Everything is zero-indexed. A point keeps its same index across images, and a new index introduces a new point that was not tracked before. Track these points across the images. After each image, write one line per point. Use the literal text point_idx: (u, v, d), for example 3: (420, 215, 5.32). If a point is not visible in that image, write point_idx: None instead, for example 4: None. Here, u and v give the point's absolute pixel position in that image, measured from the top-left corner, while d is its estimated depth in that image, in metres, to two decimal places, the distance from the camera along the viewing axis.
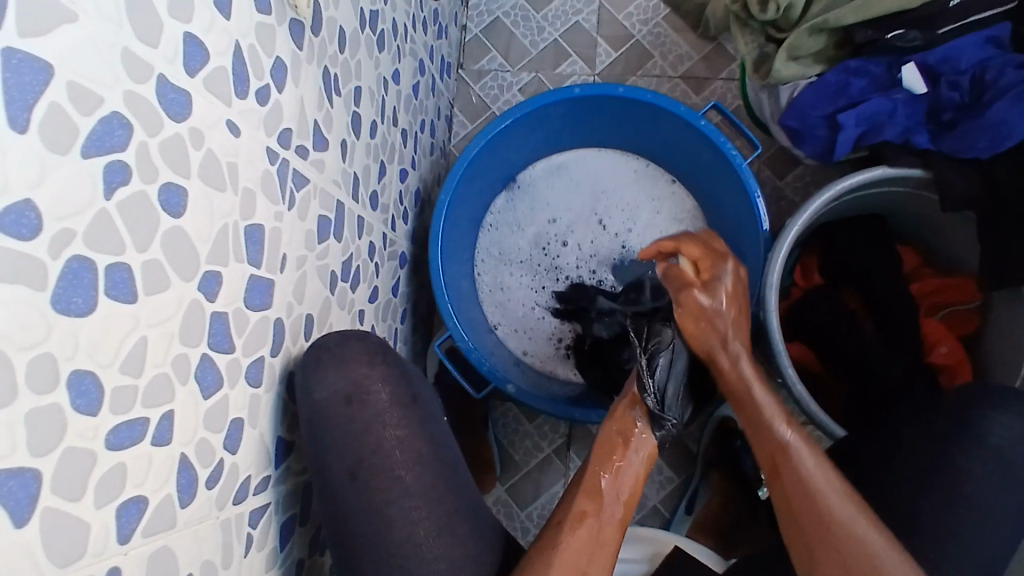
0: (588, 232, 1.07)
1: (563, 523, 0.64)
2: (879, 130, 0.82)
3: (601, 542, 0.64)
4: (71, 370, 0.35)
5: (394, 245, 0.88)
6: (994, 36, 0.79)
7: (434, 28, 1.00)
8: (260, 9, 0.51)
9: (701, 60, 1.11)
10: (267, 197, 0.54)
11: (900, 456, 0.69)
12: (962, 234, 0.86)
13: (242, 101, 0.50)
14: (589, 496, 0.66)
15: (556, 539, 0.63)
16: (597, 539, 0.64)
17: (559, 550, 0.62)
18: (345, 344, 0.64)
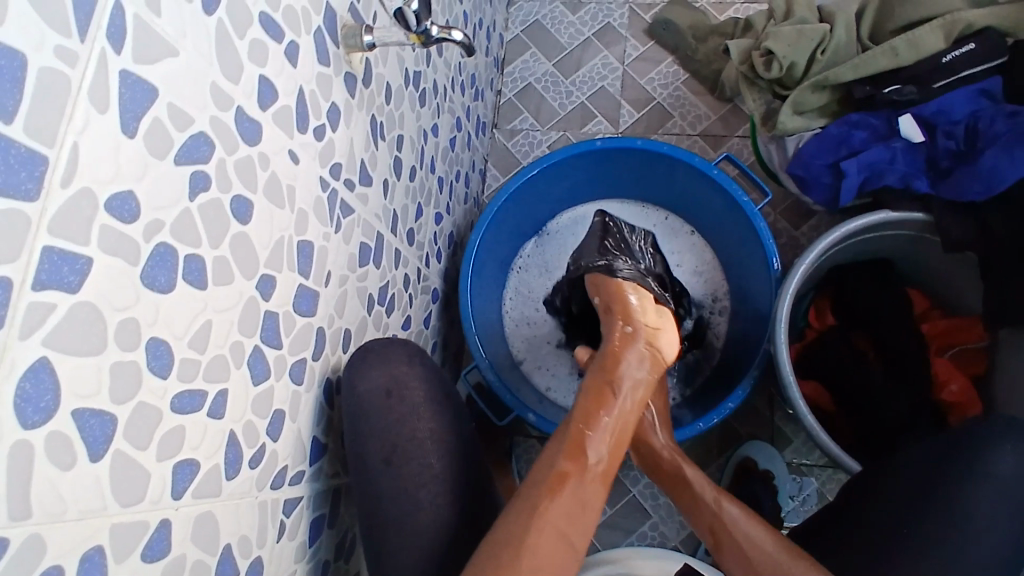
0: None
1: (541, 485, 0.65)
2: (880, 175, 0.88)
3: (584, 503, 0.65)
4: (149, 336, 0.43)
5: (427, 280, 0.96)
6: (986, 89, 0.87)
7: (471, 90, 1.11)
8: (321, 61, 0.61)
9: (718, 120, 1.20)
10: (318, 219, 0.62)
11: (904, 491, 0.76)
12: (966, 276, 0.92)
13: (303, 135, 0.59)
14: (571, 456, 0.67)
15: (535, 503, 0.63)
16: (581, 500, 0.65)
17: (541, 513, 0.63)
18: (387, 347, 0.72)
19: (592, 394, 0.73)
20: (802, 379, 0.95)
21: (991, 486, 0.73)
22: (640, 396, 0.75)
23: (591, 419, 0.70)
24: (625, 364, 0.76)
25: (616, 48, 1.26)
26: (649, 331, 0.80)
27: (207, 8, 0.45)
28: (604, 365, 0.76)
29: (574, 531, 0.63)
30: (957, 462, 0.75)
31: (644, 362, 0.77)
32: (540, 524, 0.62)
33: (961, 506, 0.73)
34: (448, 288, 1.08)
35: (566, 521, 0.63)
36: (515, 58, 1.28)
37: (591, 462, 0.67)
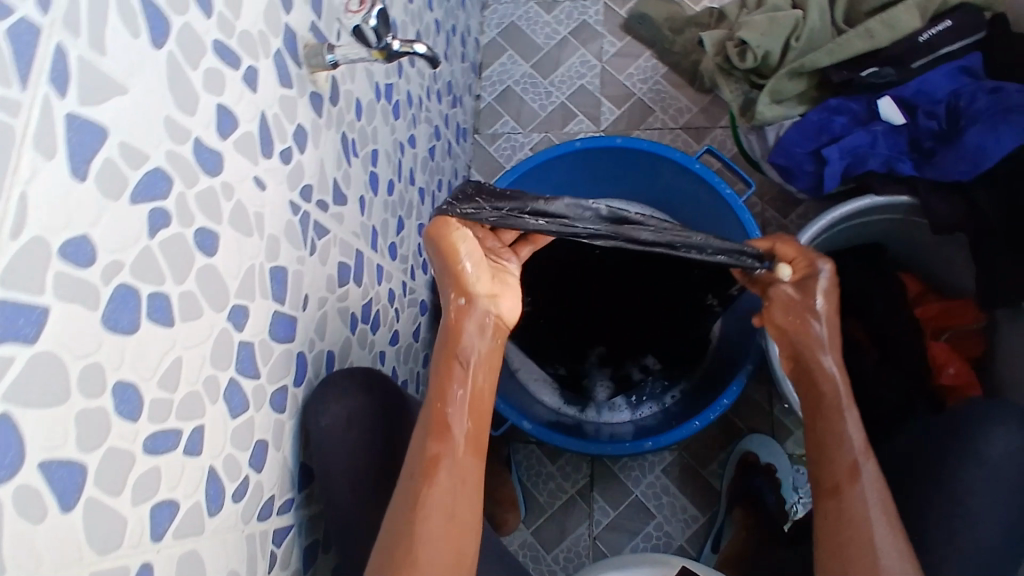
0: None
1: (416, 475, 0.63)
2: (862, 160, 0.87)
3: (465, 479, 0.63)
4: (116, 379, 0.42)
5: (414, 293, 0.95)
6: (967, 66, 0.86)
7: (448, 98, 1.10)
8: (282, 84, 0.60)
9: (700, 111, 1.19)
10: (291, 243, 0.62)
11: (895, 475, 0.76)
12: (956, 258, 0.91)
13: (268, 160, 0.58)
14: (436, 436, 0.64)
15: (418, 497, 0.62)
16: (461, 479, 0.63)
17: (426, 501, 0.62)
18: (349, 376, 0.69)
19: (443, 367, 0.67)
20: None
21: (986, 473, 0.72)
22: (494, 359, 0.68)
23: (445, 395, 0.65)
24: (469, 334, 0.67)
25: (593, 45, 1.24)
26: (486, 303, 0.68)
27: (155, 42, 0.44)
28: (443, 346, 0.67)
29: (461, 509, 0.62)
30: (953, 451, 0.74)
31: (485, 331, 0.67)
32: (424, 514, 0.61)
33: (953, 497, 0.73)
34: (437, 299, 1.07)
35: (452, 501, 0.62)
36: (492, 62, 1.27)
37: (457, 437, 0.64)
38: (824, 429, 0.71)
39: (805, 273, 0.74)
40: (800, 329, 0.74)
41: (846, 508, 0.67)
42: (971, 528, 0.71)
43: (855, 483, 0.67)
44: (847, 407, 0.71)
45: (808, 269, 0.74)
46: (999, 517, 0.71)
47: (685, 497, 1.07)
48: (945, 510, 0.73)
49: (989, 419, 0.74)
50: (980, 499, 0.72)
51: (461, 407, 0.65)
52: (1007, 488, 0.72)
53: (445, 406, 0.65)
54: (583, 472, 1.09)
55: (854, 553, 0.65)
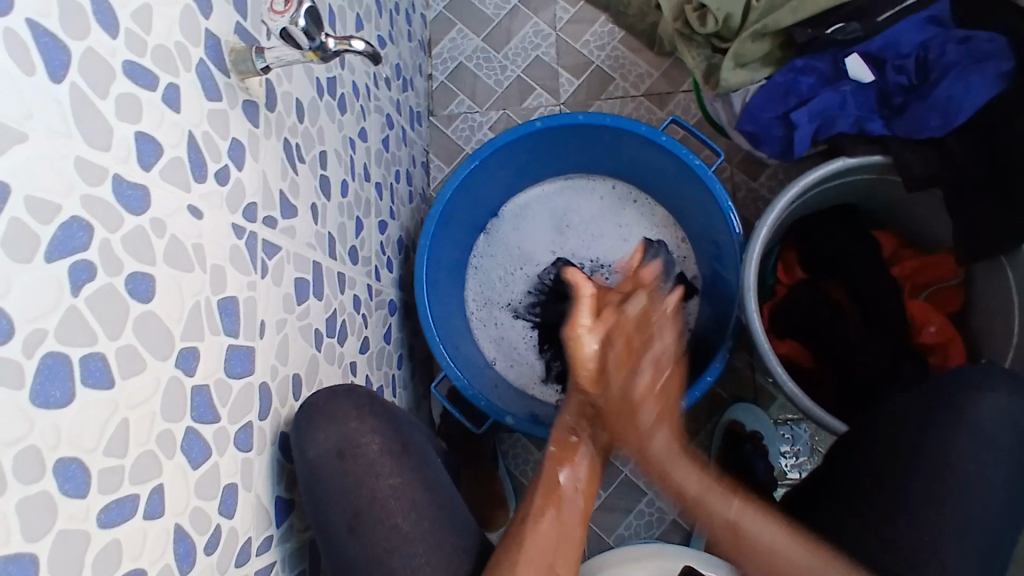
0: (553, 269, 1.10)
1: (526, 520, 0.70)
2: (832, 122, 0.85)
3: (565, 536, 0.70)
4: (56, 459, 0.38)
5: (381, 294, 0.91)
6: (934, 16, 0.84)
7: (398, 82, 1.04)
8: (209, 97, 0.54)
9: (661, 76, 1.15)
10: (238, 269, 0.57)
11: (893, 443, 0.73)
12: (932, 212, 0.90)
13: (202, 185, 0.53)
14: (547, 496, 0.72)
15: (519, 538, 0.68)
16: (559, 533, 0.70)
17: (523, 547, 0.68)
18: (333, 400, 0.67)
19: (546, 486, 0.73)
20: (779, 339, 0.93)
21: (971, 439, 0.71)
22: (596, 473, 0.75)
23: (561, 461, 0.74)
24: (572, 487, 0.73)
25: (546, 13, 1.19)
26: None
27: (54, 76, 0.39)
28: (561, 447, 0.75)
29: (558, 561, 0.69)
30: (936, 416, 0.73)
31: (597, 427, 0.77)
32: (523, 558, 0.67)
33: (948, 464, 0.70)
34: (406, 296, 1.03)
35: (548, 548, 0.69)
36: (440, 38, 1.20)
37: (564, 498, 0.72)
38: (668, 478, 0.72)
39: (632, 293, 0.80)
40: (645, 358, 0.74)
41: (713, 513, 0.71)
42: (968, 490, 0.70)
43: (719, 492, 0.71)
44: (716, 502, 0.71)
45: (633, 286, 0.82)
46: (993, 479, 0.70)
47: None
48: (939, 478, 0.70)
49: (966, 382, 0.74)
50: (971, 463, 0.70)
51: (571, 475, 0.74)
52: (996, 449, 0.71)
53: (559, 468, 0.74)
54: None
55: (745, 560, 0.70)
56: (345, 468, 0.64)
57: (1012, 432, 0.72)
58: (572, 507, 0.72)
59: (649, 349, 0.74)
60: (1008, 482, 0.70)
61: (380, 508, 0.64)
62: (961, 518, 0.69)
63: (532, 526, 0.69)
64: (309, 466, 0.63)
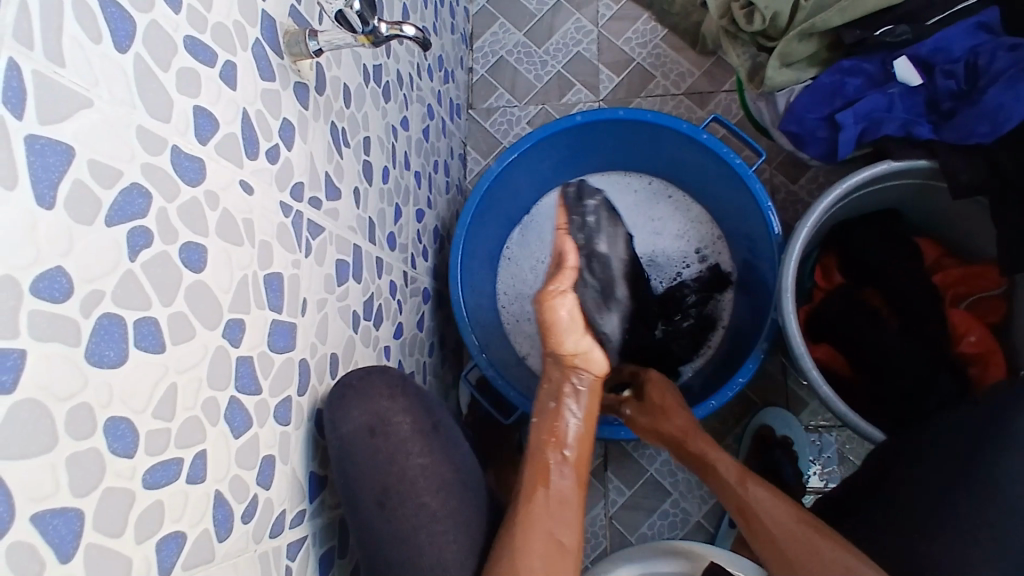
0: None
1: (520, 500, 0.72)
2: (878, 125, 0.83)
3: (563, 509, 0.72)
4: (107, 417, 0.39)
5: (416, 281, 0.92)
6: (984, 22, 0.81)
7: (440, 73, 1.05)
8: (264, 77, 0.56)
9: (702, 76, 1.14)
10: (284, 247, 0.58)
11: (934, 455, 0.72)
12: (977, 221, 0.88)
13: (253, 162, 0.54)
14: (537, 474, 0.74)
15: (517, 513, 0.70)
16: (558, 507, 0.71)
17: (525, 520, 0.69)
18: (367, 379, 0.67)
19: (535, 468, 0.74)
20: (813, 344, 0.92)
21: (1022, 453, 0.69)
22: (596, 393, 0.79)
23: (546, 440, 0.76)
24: (566, 414, 0.77)
25: (588, 9, 1.19)
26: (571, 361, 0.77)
27: (119, 45, 0.40)
28: (543, 420, 0.78)
29: (559, 531, 0.70)
30: (986, 432, 0.71)
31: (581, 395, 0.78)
32: (526, 531, 0.68)
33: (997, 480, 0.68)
34: (439, 285, 1.04)
35: (549, 523, 0.70)
36: (482, 32, 1.21)
37: (556, 479, 0.74)
38: (716, 483, 0.79)
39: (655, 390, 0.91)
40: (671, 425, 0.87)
41: (761, 531, 0.71)
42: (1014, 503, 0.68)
43: (754, 510, 0.73)
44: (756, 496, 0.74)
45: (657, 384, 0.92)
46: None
47: (701, 473, 1.06)
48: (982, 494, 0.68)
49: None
50: (1013, 476, 0.68)
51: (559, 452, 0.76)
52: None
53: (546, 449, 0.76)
54: (597, 451, 1.08)
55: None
56: (375, 444, 0.65)
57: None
58: (563, 483, 0.74)
59: (674, 424, 0.86)
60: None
61: (410, 484, 0.66)
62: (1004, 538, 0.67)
63: (524, 505, 0.71)
64: (342, 442, 0.62)
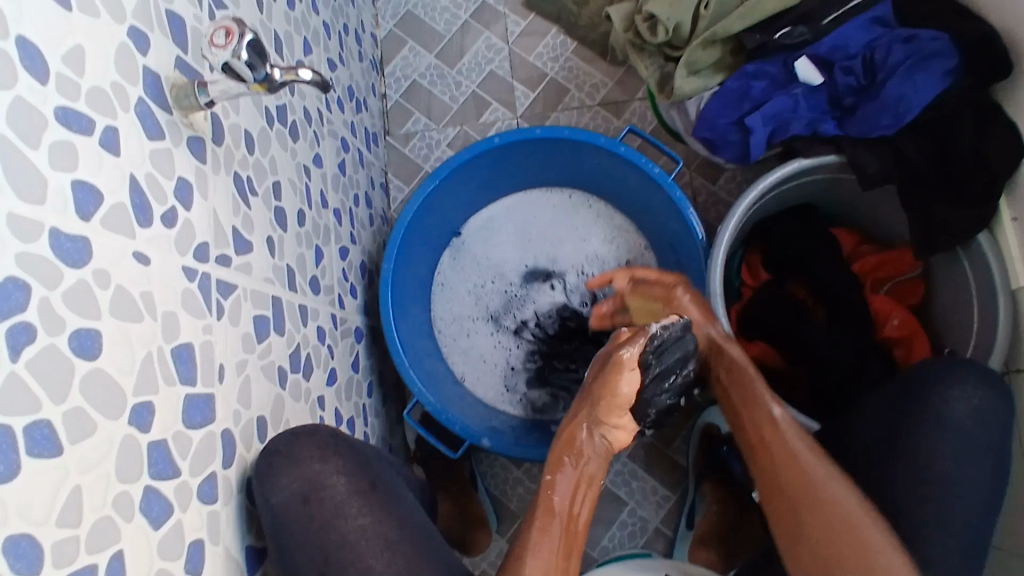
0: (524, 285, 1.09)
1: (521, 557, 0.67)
2: (786, 126, 0.85)
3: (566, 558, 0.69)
4: (3, 537, 0.36)
5: (347, 322, 0.89)
6: (877, 17, 0.84)
7: (351, 104, 1.02)
8: (151, 137, 0.52)
9: (616, 85, 1.15)
10: (192, 313, 0.55)
11: (866, 446, 0.71)
12: (890, 208, 0.91)
13: (147, 230, 0.51)
14: (543, 519, 0.70)
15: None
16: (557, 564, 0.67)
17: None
18: (295, 443, 0.64)
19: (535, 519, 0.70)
20: (749, 340, 0.93)
21: (951, 435, 0.68)
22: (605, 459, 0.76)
23: (556, 471, 0.74)
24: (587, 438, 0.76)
25: (497, 27, 1.18)
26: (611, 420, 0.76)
27: None
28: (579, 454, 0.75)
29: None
30: (907, 416, 0.70)
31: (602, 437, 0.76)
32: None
33: (927, 459, 0.67)
34: (371, 321, 1.01)
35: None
36: (392, 57, 1.19)
37: (562, 506, 0.71)
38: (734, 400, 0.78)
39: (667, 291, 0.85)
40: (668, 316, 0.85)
41: (771, 449, 0.72)
42: (949, 485, 0.66)
43: (776, 428, 0.73)
44: (785, 429, 0.73)
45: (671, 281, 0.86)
46: (975, 471, 0.67)
47: (655, 480, 1.07)
48: (913, 475, 0.67)
49: (944, 380, 0.69)
50: (941, 454, 0.67)
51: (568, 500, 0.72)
52: (977, 447, 0.68)
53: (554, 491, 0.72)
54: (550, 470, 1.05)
55: (806, 517, 0.67)
56: (312, 513, 0.62)
57: (986, 422, 0.68)
58: (566, 518, 0.71)
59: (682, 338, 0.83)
60: (989, 475, 0.67)
61: (351, 549, 0.61)
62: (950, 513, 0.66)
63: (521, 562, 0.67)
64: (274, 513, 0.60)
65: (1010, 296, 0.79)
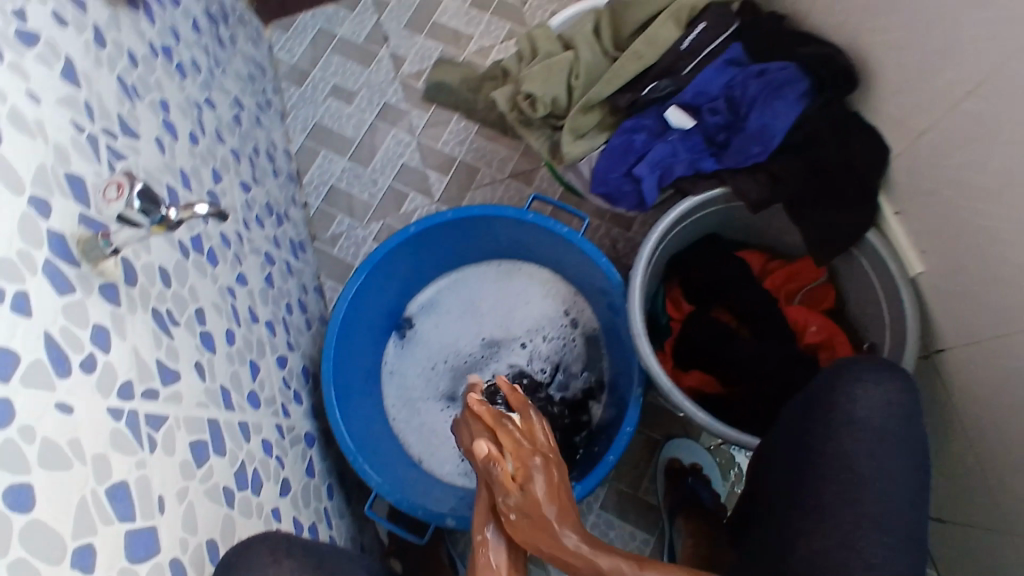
0: (471, 358, 1.12)
1: None
2: (671, 170, 0.91)
3: None
4: None
5: (294, 429, 0.91)
6: (731, 58, 0.92)
7: (271, 219, 1.06)
8: (61, 292, 0.54)
9: (521, 156, 1.22)
10: (124, 451, 0.56)
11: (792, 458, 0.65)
12: (783, 226, 0.97)
13: (68, 379, 0.52)
14: None
15: None
16: None
17: None
18: (247, 549, 0.64)
19: None
20: (685, 371, 0.97)
21: (865, 431, 0.61)
22: None
23: None
24: None
25: (402, 123, 1.26)
26: None
27: None
28: None
29: None
30: (815, 421, 0.65)
31: None
32: None
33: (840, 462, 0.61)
34: (321, 423, 1.02)
35: None
36: (308, 168, 1.25)
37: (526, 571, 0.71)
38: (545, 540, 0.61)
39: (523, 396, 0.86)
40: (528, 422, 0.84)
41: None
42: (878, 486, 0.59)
43: (596, 569, 0.54)
44: (604, 561, 0.54)
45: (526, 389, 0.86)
46: (896, 469, 0.60)
47: (631, 525, 1.07)
48: (833, 483, 0.61)
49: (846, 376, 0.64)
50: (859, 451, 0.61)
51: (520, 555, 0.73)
52: (895, 440, 0.61)
53: None
54: None
55: None
56: None
57: (901, 418, 0.62)
58: None
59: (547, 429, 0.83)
60: (915, 473, 0.60)
61: None
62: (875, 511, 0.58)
63: None
64: None
65: (910, 285, 0.85)
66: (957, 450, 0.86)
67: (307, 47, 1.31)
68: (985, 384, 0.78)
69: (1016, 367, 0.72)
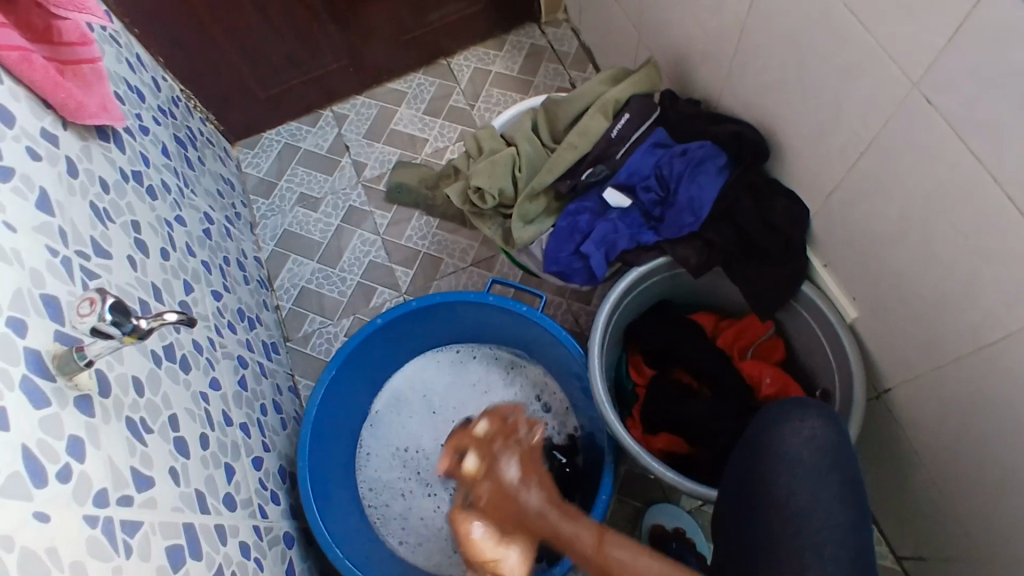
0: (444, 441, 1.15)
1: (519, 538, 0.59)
2: (614, 245, 0.98)
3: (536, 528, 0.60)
4: None
5: (272, 529, 0.92)
6: (657, 141, 1.01)
7: (243, 323, 1.10)
8: (37, 406, 0.57)
9: (482, 244, 1.30)
10: (99, 558, 0.58)
11: (743, 507, 0.68)
12: (727, 287, 1.04)
13: (44, 490, 0.55)
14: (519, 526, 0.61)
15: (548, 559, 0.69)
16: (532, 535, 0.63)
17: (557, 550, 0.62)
18: None
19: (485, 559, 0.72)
20: (653, 434, 1.00)
21: (802, 469, 0.65)
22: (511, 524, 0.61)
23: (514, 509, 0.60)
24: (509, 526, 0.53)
25: (366, 223, 1.33)
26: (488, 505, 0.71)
27: None
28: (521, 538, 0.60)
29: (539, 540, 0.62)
30: (759, 469, 0.68)
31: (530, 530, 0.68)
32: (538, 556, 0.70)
33: (782, 499, 0.64)
34: (299, 522, 1.03)
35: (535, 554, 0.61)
36: (279, 272, 1.31)
37: None
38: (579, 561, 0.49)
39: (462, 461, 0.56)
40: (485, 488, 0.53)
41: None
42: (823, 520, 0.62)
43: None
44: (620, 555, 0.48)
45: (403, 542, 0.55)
46: (835, 501, 0.62)
47: None
48: (784, 524, 0.62)
49: (781, 422, 0.69)
50: (798, 485, 0.64)
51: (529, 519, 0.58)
52: (831, 474, 0.65)
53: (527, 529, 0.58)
54: None
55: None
56: None
57: (828, 452, 0.66)
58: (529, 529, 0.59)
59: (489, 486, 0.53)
60: (854, 505, 0.63)
61: None
62: (813, 538, 0.60)
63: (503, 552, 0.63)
64: None
65: (849, 329, 0.90)
66: (923, 483, 0.89)
67: (273, 161, 1.40)
68: (930, 415, 0.83)
69: (953, 394, 0.77)
